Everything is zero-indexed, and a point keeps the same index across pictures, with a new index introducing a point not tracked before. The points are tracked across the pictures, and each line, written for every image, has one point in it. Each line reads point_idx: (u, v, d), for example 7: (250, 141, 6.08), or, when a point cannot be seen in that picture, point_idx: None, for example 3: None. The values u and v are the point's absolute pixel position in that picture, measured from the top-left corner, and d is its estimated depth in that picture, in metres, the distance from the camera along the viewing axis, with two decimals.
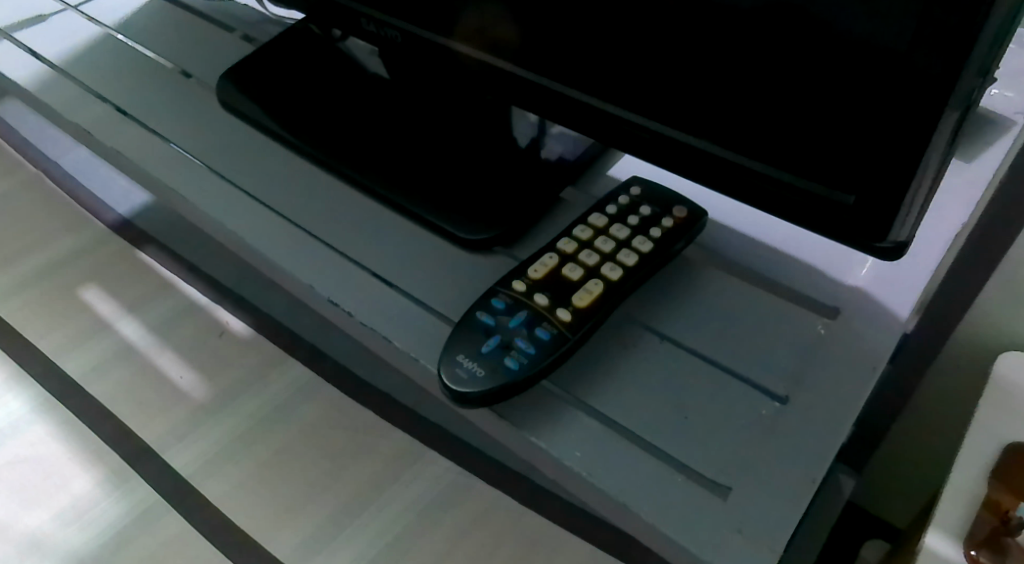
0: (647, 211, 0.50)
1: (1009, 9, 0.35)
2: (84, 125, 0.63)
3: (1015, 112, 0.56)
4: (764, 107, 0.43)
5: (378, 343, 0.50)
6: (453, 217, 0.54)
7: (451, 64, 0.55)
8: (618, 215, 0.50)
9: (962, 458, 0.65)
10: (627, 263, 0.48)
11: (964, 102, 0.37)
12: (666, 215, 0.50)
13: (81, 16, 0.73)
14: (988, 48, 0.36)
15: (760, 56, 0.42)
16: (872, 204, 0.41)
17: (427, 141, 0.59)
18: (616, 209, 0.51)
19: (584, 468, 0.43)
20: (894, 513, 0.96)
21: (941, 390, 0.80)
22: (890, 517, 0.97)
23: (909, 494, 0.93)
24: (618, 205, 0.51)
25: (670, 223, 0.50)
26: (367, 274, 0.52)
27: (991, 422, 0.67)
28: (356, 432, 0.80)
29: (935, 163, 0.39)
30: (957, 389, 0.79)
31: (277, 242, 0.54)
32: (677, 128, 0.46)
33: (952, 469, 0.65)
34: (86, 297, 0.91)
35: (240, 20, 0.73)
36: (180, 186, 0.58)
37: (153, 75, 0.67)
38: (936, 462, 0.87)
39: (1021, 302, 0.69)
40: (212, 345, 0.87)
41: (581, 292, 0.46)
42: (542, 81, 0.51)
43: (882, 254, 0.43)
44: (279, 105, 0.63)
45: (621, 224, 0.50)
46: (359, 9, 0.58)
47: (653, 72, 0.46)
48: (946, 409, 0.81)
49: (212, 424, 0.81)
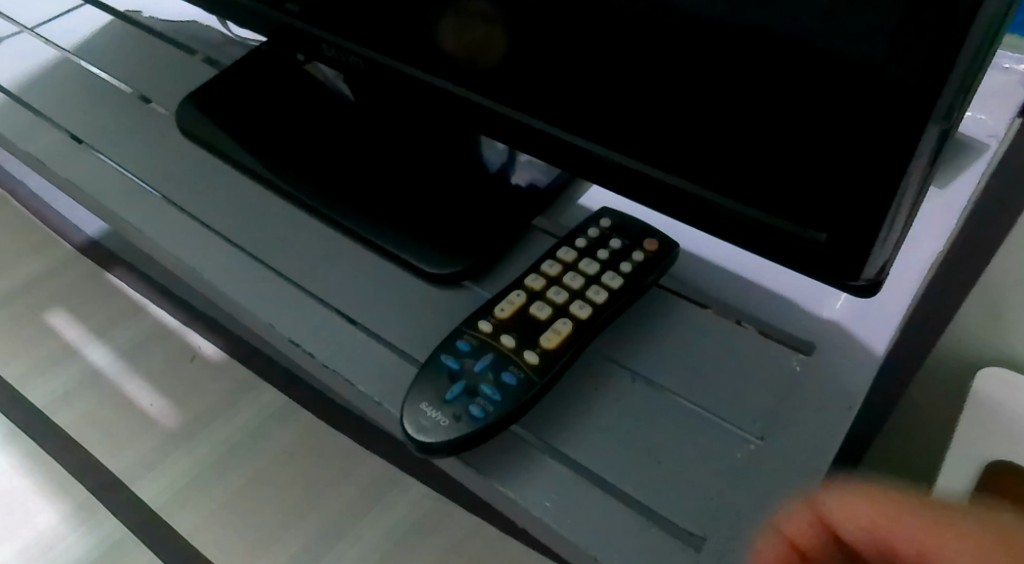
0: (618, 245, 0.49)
1: (976, 50, 0.33)
2: (38, 154, 0.61)
3: (988, 134, 0.55)
4: (728, 143, 0.42)
5: (339, 383, 0.49)
6: (419, 250, 0.52)
7: (413, 93, 0.54)
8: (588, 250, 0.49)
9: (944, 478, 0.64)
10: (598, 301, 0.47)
11: (934, 143, 0.36)
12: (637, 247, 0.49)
13: (37, 37, 0.71)
14: (957, 89, 0.34)
15: (725, 90, 0.41)
16: (844, 241, 0.40)
17: (393, 167, 0.58)
18: (585, 242, 0.49)
19: (552, 517, 0.41)
20: None
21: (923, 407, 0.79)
22: None
23: None
24: (588, 238, 0.49)
25: (640, 257, 0.48)
26: (329, 311, 0.51)
27: (976, 441, 0.66)
28: (329, 459, 0.78)
29: (907, 202, 0.38)
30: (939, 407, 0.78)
31: (236, 278, 0.53)
32: (644, 162, 0.45)
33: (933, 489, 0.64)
34: (53, 321, 0.89)
35: (201, 42, 0.71)
36: (139, 219, 0.56)
37: (110, 101, 0.65)
38: None
39: (1002, 322, 0.68)
40: (182, 371, 0.85)
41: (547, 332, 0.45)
42: (507, 112, 0.49)
43: (857, 291, 0.42)
44: (241, 131, 0.61)
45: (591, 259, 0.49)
46: (321, 34, 0.57)
47: (618, 105, 0.45)
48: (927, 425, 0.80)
49: (180, 453, 0.79)
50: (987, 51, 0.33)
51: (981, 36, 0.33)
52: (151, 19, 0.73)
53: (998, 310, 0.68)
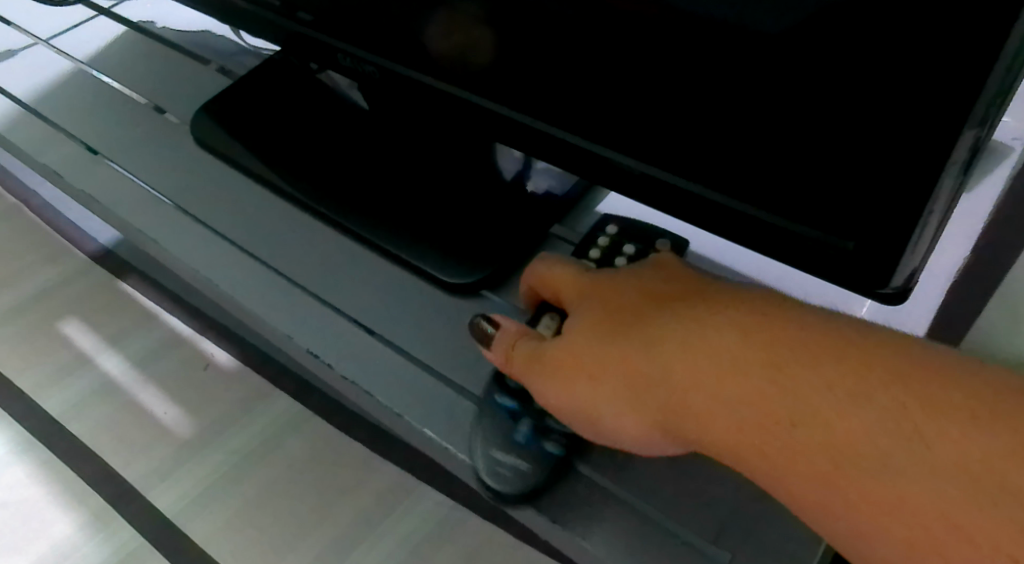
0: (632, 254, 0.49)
1: (1012, 60, 0.33)
2: (54, 165, 0.61)
3: (1013, 137, 0.55)
4: (753, 150, 0.41)
5: (358, 394, 0.49)
6: (437, 260, 0.52)
7: (430, 102, 0.53)
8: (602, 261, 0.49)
9: None
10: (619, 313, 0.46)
11: (968, 153, 0.35)
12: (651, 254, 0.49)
13: (51, 48, 0.71)
14: (990, 100, 0.34)
15: (748, 98, 0.40)
16: (873, 250, 0.40)
17: (410, 175, 0.58)
18: (600, 253, 0.50)
19: (581, 538, 0.43)
20: None
21: None
22: None
23: None
24: (601, 248, 0.50)
25: (657, 255, 0.49)
26: (348, 322, 0.51)
27: None
28: (344, 469, 0.78)
29: (939, 211, 0.37)
30: None
31: (254, 289, 0.53)
32: (667, 170, 0.44)
33: None
34: (66, 330, 0.89)
35: (215, 51, 0.71)
36: (155, 230, 0.56)
37: (125, 112, 0.65)
38: None
39: None
40: (197, 380, 0.85)
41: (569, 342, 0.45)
42: (525, 120, 0.49)
43: (885, 299, 0.41)
44: (256, 140, 0.61)
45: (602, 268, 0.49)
46: (335, 44, 0.57)
47: (639, 112, 0.44)
48: None
49: (196, 463, 0.79)
50: (1022, 61, 0.33)
51: (1017, 45, 0.32)
52: (165, 29, 0.73)
53: None
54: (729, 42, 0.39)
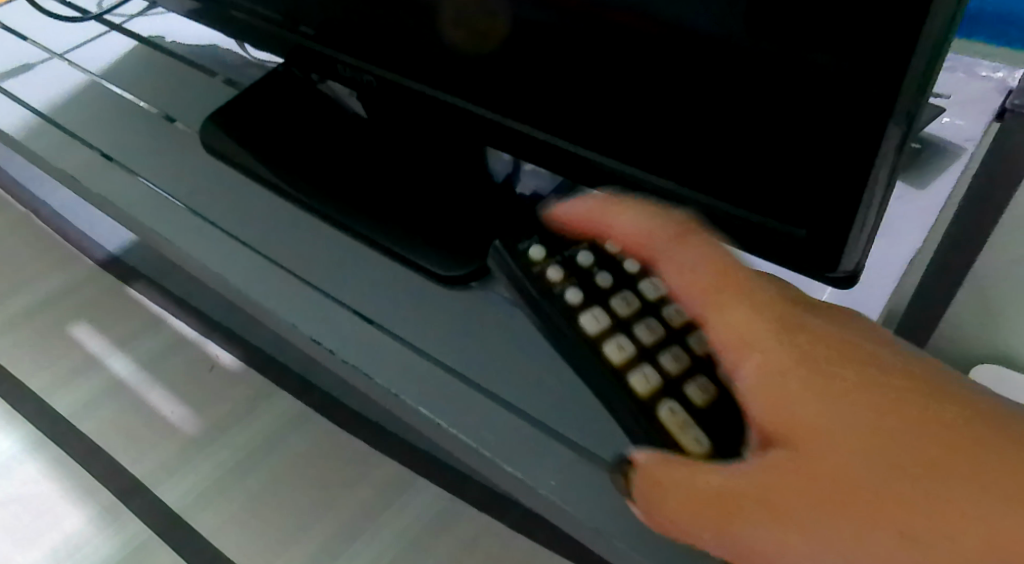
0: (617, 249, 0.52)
1: (926, 60, 0.37)
2: (70, 171, 0.64)
3: (965, 139, 0.58)
4: (712, 147, 0.46)
5: (358, 378, 0.53)
6: (429, 255, 0.56)
7: (423, 107, 0.58)
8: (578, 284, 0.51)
9: None
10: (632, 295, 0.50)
11: (895, 144, 0.40)
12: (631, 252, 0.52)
13: (67, 62, 0.75)
14: (911, 95, 0.38)
15: (705, 99, 0.44)
16: (822, 236, 0.44)
17: (405, 177, 0.62)
18: (558, 274, 0.51)
19: (558, 496, 0.46)
20: None
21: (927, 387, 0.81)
22: None
23: None
24: (557, 273, 0.51)
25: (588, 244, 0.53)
26: (349, 313, 0.55)
27: None
28: (344, 462, 0.81)
29: (876, 199, 0.41)
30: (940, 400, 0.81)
31: (261, 282, 0.57)
32: (637, 167, 0.49)
33: None
34: (77, 333, 0.93)
35: (222, 64, 0.75)
36: (166, 230, 0.60)
37: (137, 121, 0.69)
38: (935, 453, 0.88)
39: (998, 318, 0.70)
40: (202, 379, 0.88)
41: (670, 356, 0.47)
42: (508, 123, 0.53)
43: (835, 282, 0.45)
44: (259, 146, 0.65)
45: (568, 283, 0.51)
46: (334, 55, 0.61)
47: (610, 115, 0.49)
48: None
49: (203, 458, 0.82)
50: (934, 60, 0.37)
51: (929, 46, 0.37)
52: (174, 44, 0.77)
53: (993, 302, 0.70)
54: (686, 50, 0.43)
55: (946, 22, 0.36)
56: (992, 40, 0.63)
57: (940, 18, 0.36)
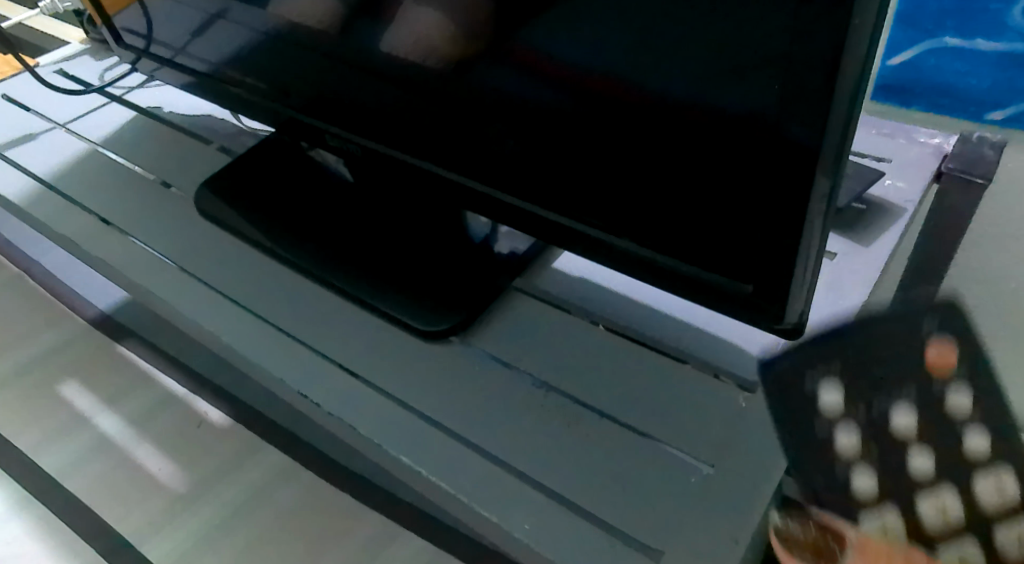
0: (998, 438, 0.47)
1: (837, 139, 0.42)
2: (71, 235, 0.68)
3: (904, 200, 0.63)
4: (671, 211, 0.51)
5: (343, 429, 0.55)
6: (411, 310, 0.59)
7: (407, 174, 0.63)
8: (838, 375, 0.48)
9: None
10: (987, 456, 0.47)
11: (823, 207, 0.45)
12: (990, 433, 0.47)
13: (69, 132, 0.79)
14: (830, 164, 0.43)
15: (663, 168, 0.50)
16: (768, 290, 0.49)
17: (389, 237, 0.65)
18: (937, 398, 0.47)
19: (532, 539, 0.49)
20: None
21: None
22: None
23: None
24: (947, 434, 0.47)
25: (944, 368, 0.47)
26: (333, 365, 0.57)
27: None
28: (328, 516, 0.84)
29: (813, 254, 0.47)
30: None
31: (251, 339, 0.59)
32: (603, 229, 0.54)
33: None
34: (67, 393, 0.95)
35: (216, 132, 0.79)
36: (160, 288, 0.63)
37: (133, 187, 0.73)
38: None
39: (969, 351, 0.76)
40: (189, 435, 0.90)
41: (979, 443, 0.47)
42: (485, 189, 0.58)
43: (784, 332, 0.51)
44: (251, 209, 0.69)
45: (951, 385, 0.47)
46: (323, 126, 0.66)
47: (581, 181, 0.54)
48: None
49: (192, 514, 0.85)
50: (844, 140, 0.42)
51: (838, 128, 0.42)
52: (171, 114, 0.82)
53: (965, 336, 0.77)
54: (643, 122, 0.49)
55: (850, 108, 0.41)
56: (932, 108, 0.71)
57: (844, 104, 0.41)
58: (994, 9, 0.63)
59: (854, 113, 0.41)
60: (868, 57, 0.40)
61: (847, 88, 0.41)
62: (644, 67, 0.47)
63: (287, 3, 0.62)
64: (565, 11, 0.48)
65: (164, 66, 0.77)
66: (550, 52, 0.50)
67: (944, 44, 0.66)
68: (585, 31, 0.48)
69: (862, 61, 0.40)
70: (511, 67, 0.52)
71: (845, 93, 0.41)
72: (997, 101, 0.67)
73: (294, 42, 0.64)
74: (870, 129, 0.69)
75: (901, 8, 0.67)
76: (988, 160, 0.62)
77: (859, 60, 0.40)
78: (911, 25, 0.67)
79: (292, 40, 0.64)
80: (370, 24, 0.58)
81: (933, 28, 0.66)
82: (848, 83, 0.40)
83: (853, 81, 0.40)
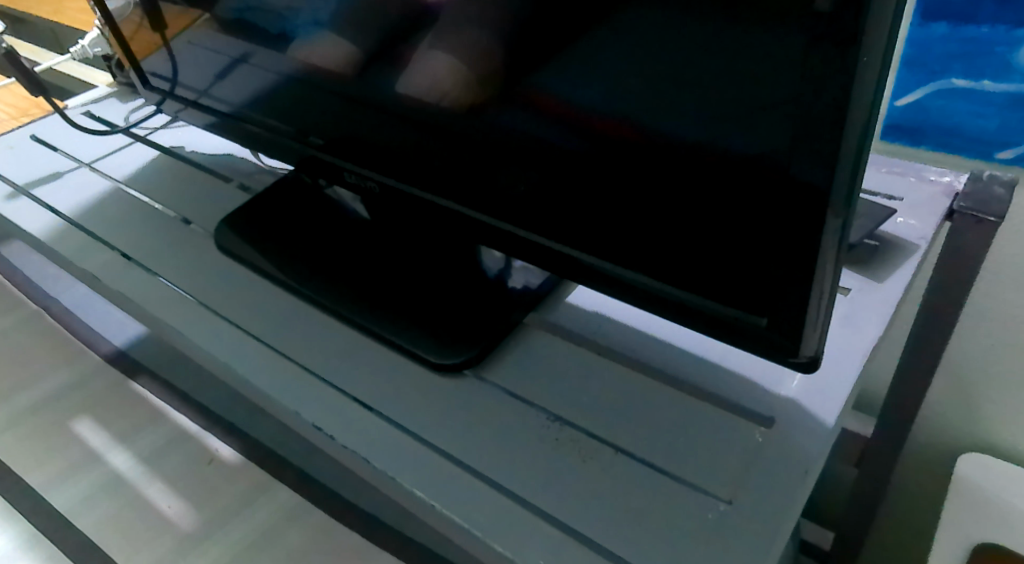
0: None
1: (848, 173, 0.44)
2: (92, 270, 0.69)
3: (918, 237, 0.63)
4: (684, 245, 0.52)
5: (356, 462, 0.56)
6: (426, 344, 0.60)
7: (423, 210, 0.64)
8: None
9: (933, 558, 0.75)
10: None
11: (835, 241, 0.46)
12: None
13: (92, 171, 0.81)
14: (844, 196, 0.44)
15: (675, 204, 0.51)
16: (782, 322, 0.50)
17: (404, 272, 0.66)
18: None
19: None
20: None
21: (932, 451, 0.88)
22: None
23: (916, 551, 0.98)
24: None
25: None
26: (348, 398, 0.58)
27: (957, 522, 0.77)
28: (341, 557, 0.84)
29: (827, 286, 0.47)
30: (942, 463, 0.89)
31: (267, 373, 0.60)
32: (617, 264, 0.55)
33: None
34: (79, 429, 0.95)
35: (236, 171, 0.81)
36: (177, 322, 0.64)
37: (154, 224, 0.74)
38: (932, 514, 0.93)
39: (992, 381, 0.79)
40: (203, 473, 0.91)
41: None
42: (502, 224, 0.59)
43: (798, 365, 0.51)
44: (269, 245, 0.70)
45: None
46: (341, 163, 0.68)
47: (594, 217, 0.55)
48: (938, 468, 0.89)
49: (200, 553, 0.84)
50: (855, 173, 0.44)
51: (850, 160, 0.43)
52: (193, 153, 0.83)
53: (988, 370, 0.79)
54: (655, 163, 0.50)
55: (860, 143, 0.43)
56: (941, 148, 0.71)
57: (855, 137, 0.43)
58: (999, 52, 0.64)
59: (864, 147, 0.43)
60: (877, 93, 0.42)
61: (858, 122, 0.42)
62: (656, 108, 0.49)
63: (306, 47, 0.64)
64: (580, 53, 0.49)
65: (188, 108, 0.78)
66: (565, 92, 0.51)
67: (951, 85, 0.68)
68: (599, 72, 0.49)
69: (872, 96, 0.42)
70: (524, 108, 0.53)
71: (856, 127, 0.42)
72: (1004, 141, 0.68)
73: (315, 84, 0.66)
74: (880, 169, 0.70)
75: (906, 52, 0.68)
76: (999, 199, 0.63)
77: (869, 96, 0.42)
78: (916, 68, 0.68)
79: (313, 81, 0.66)
80: (386, 68, 0.59)
81: (938, 69, 0.68)
82: (858, 118, 0.42)
83: (863, 117, 0.42)
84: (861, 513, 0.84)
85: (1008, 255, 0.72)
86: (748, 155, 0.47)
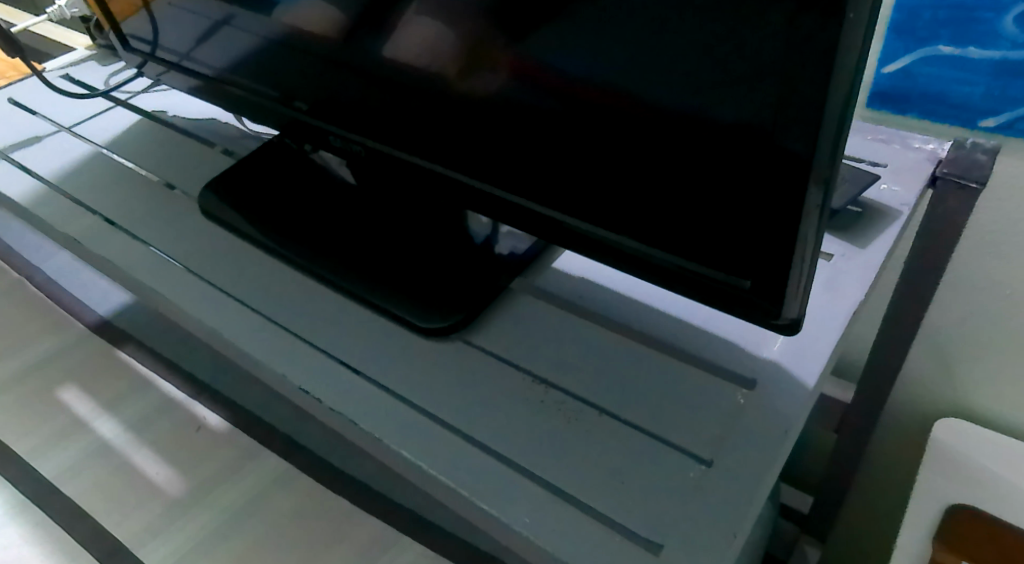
0: None
1: (832, 137, 0.44)
2: (74, 235, 0.69)
3: (900, 203, 0.64)
4: (669, 209, 0.52)
5: (343, 425, 0.56)
6: (413, 309, 0.60)
7: (409, 174, 0.64)
8: None
9: (909, 519, 0.77)
10: None
11: (819, 205, 0.46)
12: None
13: (73, 135, 0.80)
14: (828, 159, 0.45)
15: (659, 168, 0.51)
16: (764, 286, 0.50)
17: (391, 236, 0.66)
18: None
19: (531, 532, 0.49)
20: (882, 548, 1.03)
21: (912, 418, 0.90)
22: (881, 550, 1.03)
23: (891, 517, 1.00)
24: None
25: None
26: (334, 362, 0.58)
27: (937, 487, 0.78)
28: (329, 523, 0.84)
29: (810, 249, 0.48)
30: (921, 432, 0.90)
31: (254, 338, 0.60)
32: (602, 228, 0.55)
33: (903, 529, 0.77)
34: (65, 397, 0.95)
35: (220, 135, 0.80)
36: (162, 287, 0.64)
37: (138, 189, 0.74)
38: (908, 481, 0.95)
39: (969, 347, 0.81)
40: (190, 440, 0.91)
41: None
42: (488, 189, 0.59)
43: (780, 328, 0.51)
44: (254, 210, 0.69)
45: None
46: (326, 127, 0.67)
47: (580, 181, 0.55)
48: (916, 435, 0.91)
49: (189, 519, 0.85)
50: (839, 137, 0.44)
51: (833, 125, 0.43)
52: (176, 118, 0.83)
53: (969, 337, 0.81)
54: (641, 127, 0.50)
55: (846, 107, 0.43)
56: (926, 116, 0.72)
57: (839, 99, 0.43)
58: (987, 18, 0.64)
59: (849, 111, 0.43)
60: (862, 58, 0.42)
61: (842, 85, 0.42)
62: (642, 73, 0.49)
63: (290, 9, 0.63)
64: (566, 16, 0.49)
65: (170, 71, 0.77)
66: (549, 55, 0.51)
67: (938, 52, 0.68)
68: (583, 38, 0.49)
69: (857, 59, 0.42)
70: (510, 71, 0.53)
71: (840, 90, 0.42)
72: (989, 109, 0.68)
73: (299, 47, 0.65)
74: (865, 136, 0.71)
75: (894, 18, 0.68)
76: (982, 165, 0.64)
77: (854, 61, 0.42)
78: (904, 35, 0.69)
79: (296, 44, 0.65)
80: (374, 31, 0.59)
81: (926, 36, 0.68)
82: (842, 82, 0.42)
83: (848, 81, 0.42)
84: (841, 479, 0.85)
85: (990, 223, 0.73)
86: (732, 119, 0.47)
